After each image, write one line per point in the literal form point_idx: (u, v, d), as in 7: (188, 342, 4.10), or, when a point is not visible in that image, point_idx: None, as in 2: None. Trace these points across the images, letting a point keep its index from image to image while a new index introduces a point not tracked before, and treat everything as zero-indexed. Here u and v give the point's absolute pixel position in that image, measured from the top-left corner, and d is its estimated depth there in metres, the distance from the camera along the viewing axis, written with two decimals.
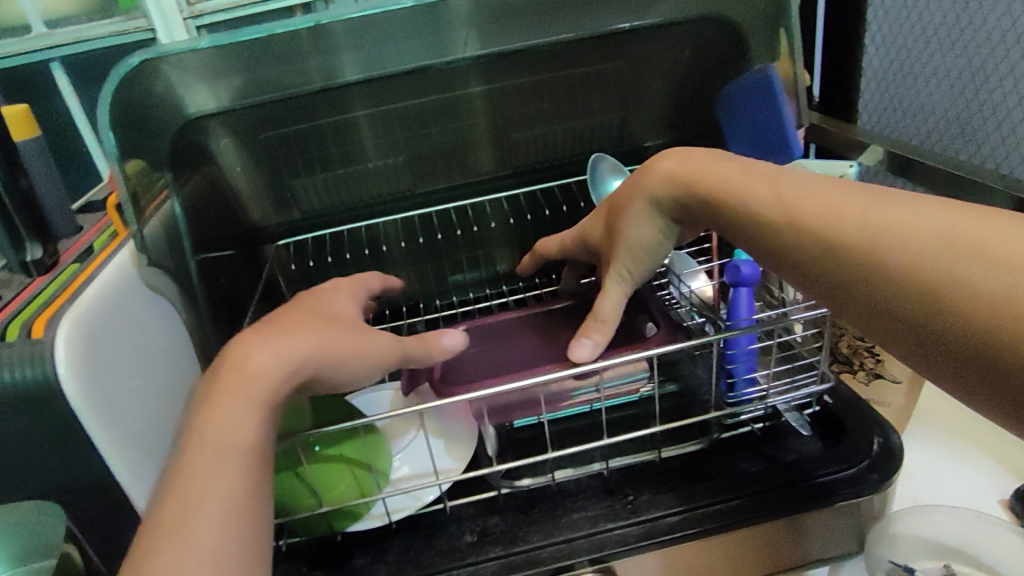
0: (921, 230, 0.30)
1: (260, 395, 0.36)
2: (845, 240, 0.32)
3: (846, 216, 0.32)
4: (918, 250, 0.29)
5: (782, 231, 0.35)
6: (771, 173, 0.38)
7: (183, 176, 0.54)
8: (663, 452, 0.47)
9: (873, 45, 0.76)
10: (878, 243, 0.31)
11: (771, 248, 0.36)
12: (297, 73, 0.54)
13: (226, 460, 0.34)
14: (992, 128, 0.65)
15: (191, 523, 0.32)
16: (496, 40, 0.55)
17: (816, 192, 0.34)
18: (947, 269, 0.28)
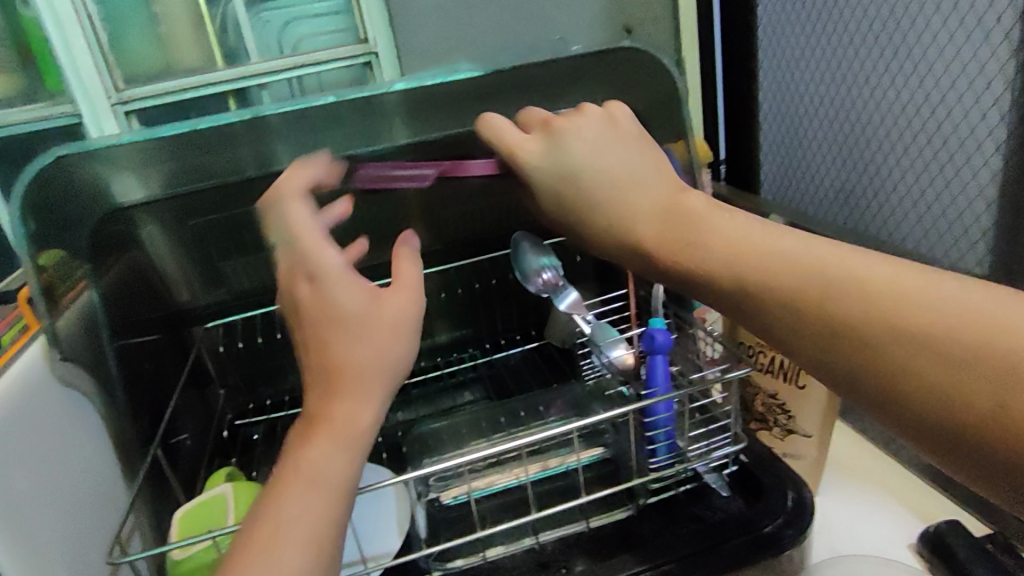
0: (913, 308, 0.29)
1: (353, 439, 0.38)
2: (834, 310, 0.31)
3: (829, 285, 0.31)
4: (906, 333, 0.29)
5: (770, 294, 0.33)
6: (738, 228, 0.36)
7: (103, 267, 0.53)
8: (592, 521, 0.48)
9: (766, 122, 0.89)
10: (943, 339, 0.28)
11: (799, 328, 0.32)
12: (229, 161, 0.56)
13: (313, 503, 0.35)
14: (870, 195, 0.77)
15: (272, 564, 0.33)
16: (422, 128, 0.57)
17: (858, 266, 0.32)
18: (999, 381, 0.26)
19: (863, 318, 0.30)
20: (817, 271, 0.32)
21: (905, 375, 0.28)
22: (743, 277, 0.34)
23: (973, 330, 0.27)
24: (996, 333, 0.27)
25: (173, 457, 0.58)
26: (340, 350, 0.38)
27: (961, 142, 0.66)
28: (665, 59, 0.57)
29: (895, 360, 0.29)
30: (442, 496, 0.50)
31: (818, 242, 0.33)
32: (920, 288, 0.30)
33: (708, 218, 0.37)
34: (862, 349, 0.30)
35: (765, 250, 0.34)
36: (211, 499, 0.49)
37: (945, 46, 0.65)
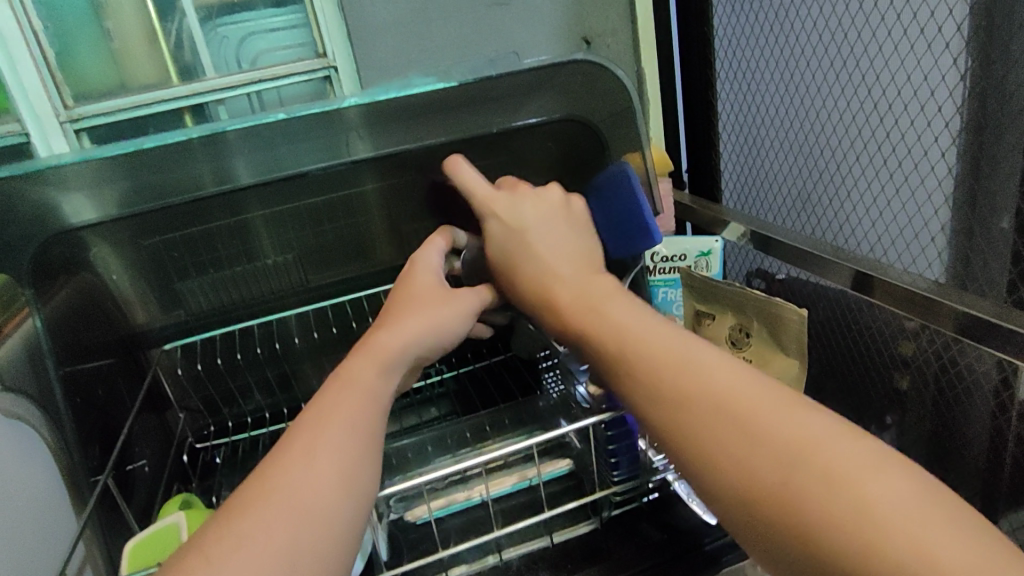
0: (778, 431, 0.33)
1: (370, 397, 0.39)
2: (709, 411, 0.35)
3: (712, 394, 0.35)
4: (772, 450, 0.32)
5: (656, 387, 0.37)
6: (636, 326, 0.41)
7: (47, 291, 0.51)
8: (556, 536, 0.47)
9: (725, 131, 0.89)
10: (764, 442, 0.33)
11: (680, 428, 0.36)
12: (187, 178, 0.53)
13: (317, 456, 0.35)
14: (826, 203, 0.79)
15: (265, 513, 0.32)
16: (386, 141, 0.56)
17: (713, 366, 0.37)
18: (798, 481, 0.31)
19: (703, 415, 0.35)
20: (676, 364, 0.37)
21: (726, 470, 0.33)
22: (625, 350, 0.40)
23: (790, 443, 0.32)
24: (801, 450, 0.32)
25: (127, 486, 0.56)
26: (391, 336, 0.42)
27: (910, 149, 0.69)
28: (620, 73, 0.58)
29: (725, 453, 0.34)
30: (405, 516, 0.49)
31: (683, 339, 0.39)
32: (756, 398, 0.35)
33: (605, 300, 0.44)
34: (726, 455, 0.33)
35: (644, 338, 0.40)
36: (163, 529, 0.48)
37: (891, 56, 0.67)
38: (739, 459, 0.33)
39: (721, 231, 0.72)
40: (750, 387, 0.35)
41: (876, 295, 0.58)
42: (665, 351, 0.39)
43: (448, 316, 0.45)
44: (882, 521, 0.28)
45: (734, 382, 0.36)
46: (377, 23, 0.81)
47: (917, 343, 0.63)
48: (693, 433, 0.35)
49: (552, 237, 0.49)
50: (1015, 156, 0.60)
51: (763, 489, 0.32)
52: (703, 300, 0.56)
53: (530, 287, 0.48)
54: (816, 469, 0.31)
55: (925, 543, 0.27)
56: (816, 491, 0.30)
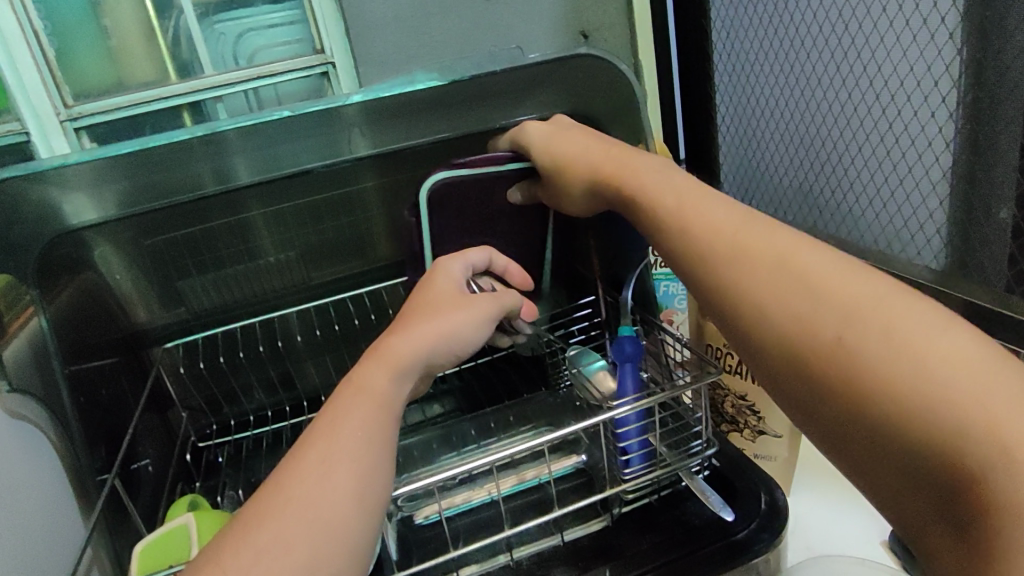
0: (851, 299, 0.33)
1: (380, 404, 0.39)
2: (783, 280, 0.35)
3: (788, 263, 0.36)
4: (840, 320, 0.33)
5: (729, 262, 0.37)
6: (706, 209, 0.41)
7: (52, 291, 0.51)
8: (567, 534, 0.48)
9: (724, 124, 0.89)
10: (839, 309, 0.33)
11: (745, 300, 0.36)
12: (187, 178, 0.54)
13: (323, 472, 0.35)
14: (827, 195, 0.79)
15: (277, 525, 0.33)
16: (387, 138, 0.57)
17: (789, 242, 0.37)
18: (889, 362, 0.31)
19: (766, 280, 0.36)
20: (742, 242, 0.38)
21: (794, 335, 0.34)
22: (693, 232, 0.40)
23: (859, 311, 0.32)
24: (868, 314, 0.32)
25: (133, 486, 0.57)
26: (404, 342, 0.42)
27: (912, 140, 0.68)
28: (623, 66, 0.58)
29: (792, 316, 0.34)
30: (415, 515, 0.50)
31: (746, 216, 0.40)
32: (830, 269, 0.35)
33: (646, 178, 0.46)
34: (791, 323, 0.34)
35: (709, 214, 0.41)
36: (172, 530, 0.48)
37: (893, 47, 0.67)
38: (805, 326, 0.33)
39: None
40: (822, 259, 0.35)
41: None
42: (730, 231, 0.39)
43: (462, 324, 0.44)
44: (946, 387, 0.29)
45: (805, 254, 0.36)
46: (378, 20, 0.81)
47: None
48: (757, 298, 0.36)
49: (575, 143, 0.53)
50: (1013, 150, 0.60)
51: (831, 353, 0.32)
52: None
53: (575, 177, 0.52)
54: (876, 336, 0.31)
55: (980, 408, 0.28)
56: (881, 359, 0.31)
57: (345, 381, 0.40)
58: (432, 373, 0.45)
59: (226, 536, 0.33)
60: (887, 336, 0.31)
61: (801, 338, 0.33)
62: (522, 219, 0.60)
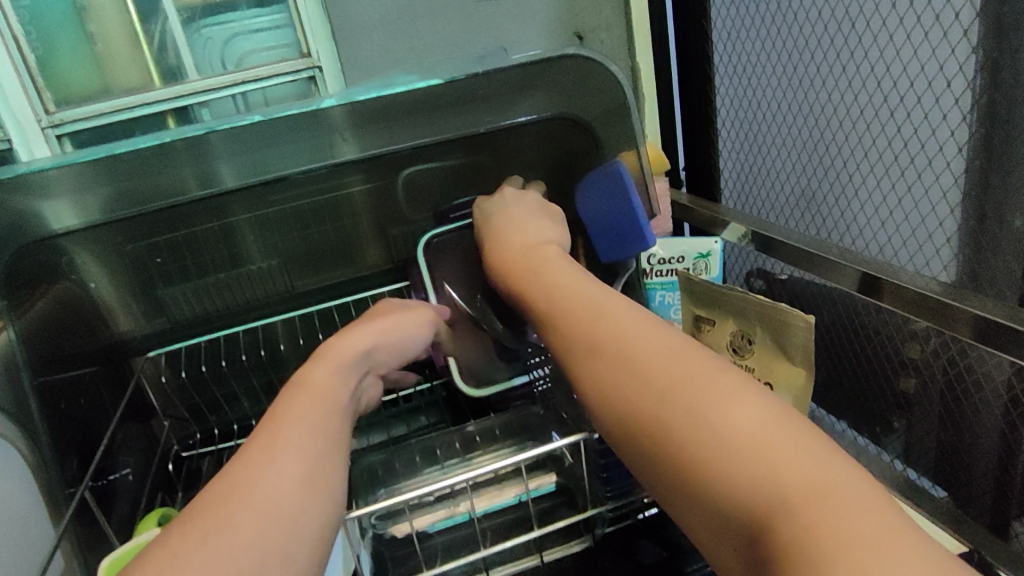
0: (678, 403, 0.33)
1: (325, 408, 0.39)
2: (638, 380, 0.35)
3: (643, 357, 0.36)
4: (684, 422, 0.32)
5: (600, 356, 0.37)
6: (585, 294, 0.41)
7: (23, 303, 0.49)
8: (546, 554, 0.46)
9: (725, 128, 0.87)
10: (683, 410, 0.32)
11: (613, 395, 0.36)
12: (161, 184, 0.53)
13: (270, 468, 0.35)
14: (830, 203, 0.77)
15: (220, 517, 0.32)
16: (371, 141, 0.55)
17: (646, 337, 0.37)
18: (734, 463, 0.30)
19: (630, 377, 0.35)
20: (604, 333, 0.38)
21: (656, 431, 0.33)
22: (574, 321, 0.40)
23: (691, 411, 0.32)
24: (694, 412, 0.32)
25: (108, 498, 0.55)
26: (342, 341, 0.44)
27: (923, 144, 0.65)
28: (614, 68, 0.56)
29: (629, 404, 0.35)
30: (389, 531, 0.48)
31: (613, 306, 0.39)
32: (682, 365, 0.34)
33: (543, 260, 0.46)
34: (649, 422, 0.34)
35: (585, 296, 0.41)
36: (136, 547, 0.45)
37: (904, 46, 0.64)
38: (666, 427, 0.33)
39: (721, 232, 0.70)
40: (679, 357, 0.35)
41: (884, 297, 0.56)
42: (590, 317, 0.39)
43: (407, 325, 0.48)
44: (794, 489, 0.28)
45: (658, 351, 0.36)
46: (365, 22, 0.79)
47: (924, 343, 0.61)
48: (608, 388, 0.36)
49: (529, 219, 0.52)
50: None
51: (692, 454, 0.32)
52: (703, 305, 0.55)
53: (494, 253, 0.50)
54: (713, 436, 0.31)
55: (814, 516, 0.27)
56: (722, 461, 0.30)
57: (289, 383, 0.41)
58: (373, 372, 0.46)
59: (169, 530, 0.32)
60: (723, 437, 0.31)
61: (658, 436, 0.33)
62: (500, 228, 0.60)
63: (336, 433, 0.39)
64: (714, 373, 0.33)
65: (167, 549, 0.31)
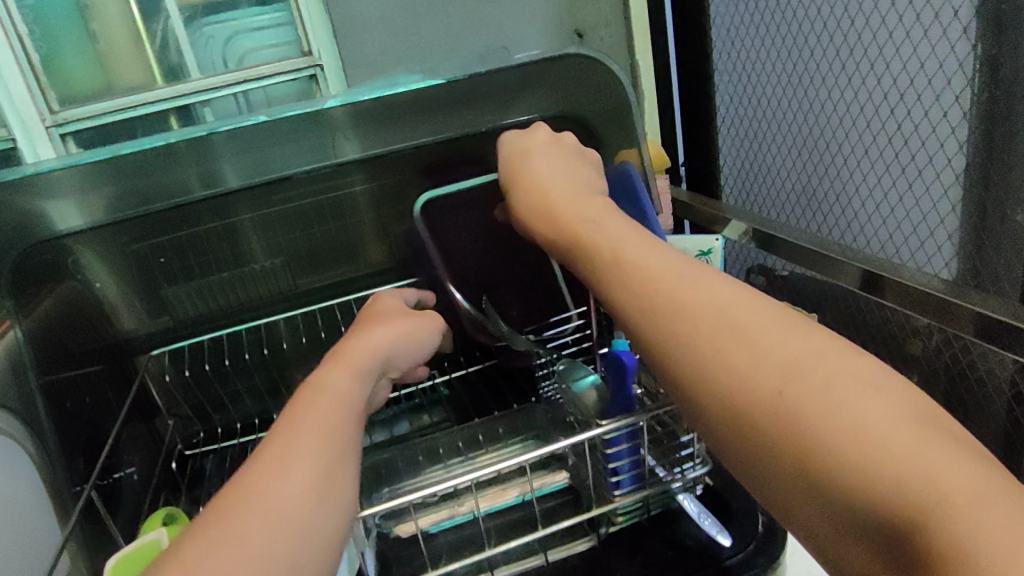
0: (789, 381, 0.28)
1: (339, 414, 0.39)
2: (738, 352, 0.29)
3: (743, 326, 0.30)
4: (803, 404, 0.27)
5: (688, 321, 0.31)
6: (653, 255, 0.35)
7: (30, 302, 0.50)
8: (550, 554, 0.47)
9: (725, 125, 0.87)
10: (798, 389, 0.27)
11: (704, 367, 0.30)
12: (165, 184, 0.53)
13: (280, 476, 0.35)
14: (832, 199, 0.77)
15: (230, 524, 0.32)
16: (373, 142, 0.56)
17: (740, 305, 0.31)
18: (869, 455, 0.25)
19: (731, 348, 0.29)
20: (708, 304, 0.31)
21: (758, 413, 0.28)
22: (647, 285, 0.34)
23: (832, 406, 0.26)
24: (842, 407, 0.26)
25: (114, 496, 0.55)
26: (364, 342, 0.45)
27: (923, 141, 0.65)
28: (614, 67, 0.56)
29: (733, 379, 0.29)
30: (395, 530, 0.48)
31: (710, 275, 0.33)
32: (814, 349, 0.28)
33: (602, 217, 0.40)
34: (750, 399, 0.28)
35: (651, 258, 0.35)
36: (144, 546, 0.46)
37: (902, 44, 0.64)
38: (778, 408, 0.27)
39: (722, 228, 0.71)
40: (788, 329, 0.29)
41: (886, 296, 0.56)
42: (685, 285, 0.33)
43: (421, 335, 0.49)
44: (958, 491, 0.23)
45: (769, 324, 0.30)
46: (367, 21, 0.80)
47: (926, 339, 0.60)
48: (697, 358, 0.30)
49: (562, 164, 0.46)
50: None
51: (808, 440, 0.26)
52: None
53: (530, 210, 0.44)
54: (844, 424, 0.26)
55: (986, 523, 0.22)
56: (857, 451, 0.25)
57: (304, 385, 0.41)
58: (386, 375, 0.47)
59: (183, 535, 0.33)
60: (851, 415, 0.26)
61: (767, 419, 0.28)
62: None
63: (349, 440, 0.39)
64: (831, 350, 0.28)
65: (179, 555, 0.31)
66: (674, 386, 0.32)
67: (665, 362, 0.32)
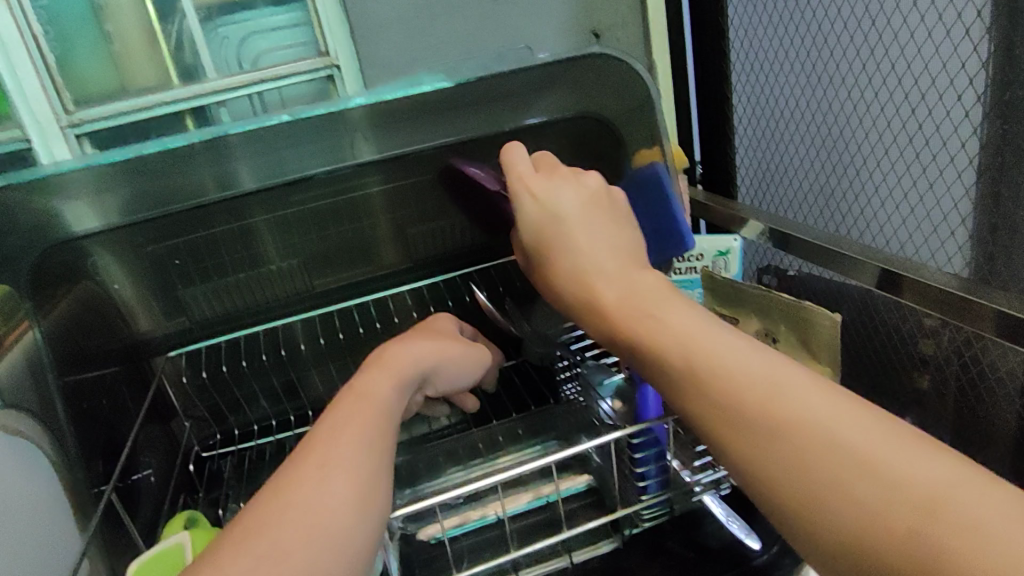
0: (844, 464, 0.30)
1: (378, 424, 0.40)
2: (796, 436, 0.32)
3: (801, 411, 0.32)
4: (861, 487, 0.29)
5: (741, 404, 0.34)
6: (699, 331, 0.37)
7: (46, 304, 0.49)
8: (574, 555, 0.47)
9: (742, 126, 0.86)
10: (855, 469, 0.30)
11: (765, 449, 0.32)
12: (185, 185, 0.53)
13: (319, 486, 0.35)
14: (850, 199, 0.77)
15: (269, 534, 0.33)
16: (392, 142, 0.55)
17: (796, 386, 0.33)
18: (928, 530, 0.27)
19: (787, 431, 0.32)
20: (798, 418, 0.32)
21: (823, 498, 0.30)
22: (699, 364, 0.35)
23: (944, 510, 0.27)
24: (902, 491, 0.29)
25: (132, 499, 0.55)
26: (407, 355, 0.45)
27: (944, 141, 0.65)
28: (637, 66, 0.55)
29: (795, 464, 0.31)
30: (418, 534, 0.48)
31: (797, 378, 0.34)
32: (864, 432, 0.31)
33: (658, 302, 0.39)
34: (809, 483, 0.31)
35: (702, 334, 0.37)
36: (166, 550, 0.46)
37: (924, 44, 0.64)
38: (836, 490, 0.30)
39: (739, 229, 0.71)
40: (845, 412, 0.32)
41: (905, 295, 0.56)
42: (755, 379, 0.34)
43: (461, 359, 0.50)
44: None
45: (825, 406, 0.32)
46: (382, 20, 0.79)
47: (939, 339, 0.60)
48: (759, 441, 0.33)
49: (604, 237, 0.44)
50: None
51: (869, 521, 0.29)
52: (726, 303, 0.55)
53: (575, 297, 0.43)
54: (904, 501, 0.28)
55: None
56: (917, 527, 0.28)
57: (344, 391, 0.42)
58: (423, 390, 0.48)
59: (222, 541, 0.33)
60: (917, 488, 0.28)
61: (829, 504, 0.30)
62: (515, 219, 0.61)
63: (385, 451, 0.39)
64: (887, 431, 0.31)
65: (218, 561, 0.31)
66: (757, 483, 0.33)
67: (757, 480, 0.32)
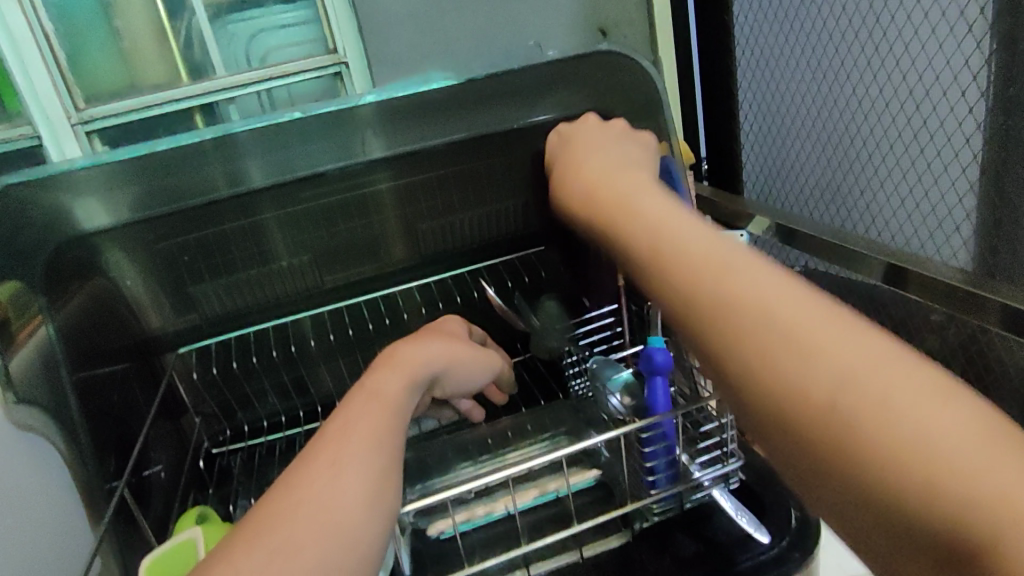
0: (792, 351, 0.28)
1: (390, 420, 0.40)
2: (746, 320, 0.30)
3: (749, 301, 0.30)
4: (814, 371, 0.27)
5: (693, 291, 0.32)
6: (672, 229, 0.35)
7: (59, 299, 0.49)
8: (585, 550, 0.47)
9: (746, 120, 0.86)
10: (811, 356, 0.28)
11: (717, 327, 0.31)
12: (197, 182, 0.53)
13: (331, 482, 0.35)
14: (857, 194, 0.77)
15: (281, 529, 0.33)
16: (402, 137, 0.55)
17: (742, 268, 0.31)
18: (868, 420, 0.26)
19: (741, 311, 0.30)
20: (758, 303, 0.30)
21: (766, 377, 0.29)
22: (663, 254, 0.34)
23: (904, 423, 0.25)
24: (863, 387, 0.26)
25: (144, 494, 0.55)
26: (419, 356, 0.46)
27: (948, 137, 0.65)
28: (645, 63, 0.56)
29: (748, 344, 0.29)
30: (428, 529, 0.48)
31: (760, 267, 0.32)
32: (818, 323, 0.29)
33: (639, 193, 0.40)
34: (755, 361, 0.29)
35: (677, 229, 0.35)
36: (179, 545, 0.46)
37: (927, 40, 0.64)
38: (794, 373, 0.28)
39: (747, 224, 0.70)
40: (803, 302, 0.29)
41: (913, 290, 0.56)
42: (720, 268, 0.32)
43: (472, 363, 0.50)
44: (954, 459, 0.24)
45: (784, 296, 0.30)
46: (391, 18, 0.80)
47: (943, 335, 0.60)
48: (709, 321, 0.31)
49: (614, 156, 0.46)
50: None
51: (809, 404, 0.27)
52: None
53: (577, 195, 0.44)
54: (856, 391, 0.26)
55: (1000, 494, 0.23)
56: (866, 414, 0.26)
57: (356, 387, 0.42)
58: (433, 391, 0.49)
59: (236, 535, 0.33)
60: (869, 376, 0.26)
61: (774, 388, 0.28)
62: (522, 214, 0.62)
63: (395, 448, 0.39)
64: (840, 322, 0.28)
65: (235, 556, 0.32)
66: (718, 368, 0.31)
67: (713, 351, 0.31)
